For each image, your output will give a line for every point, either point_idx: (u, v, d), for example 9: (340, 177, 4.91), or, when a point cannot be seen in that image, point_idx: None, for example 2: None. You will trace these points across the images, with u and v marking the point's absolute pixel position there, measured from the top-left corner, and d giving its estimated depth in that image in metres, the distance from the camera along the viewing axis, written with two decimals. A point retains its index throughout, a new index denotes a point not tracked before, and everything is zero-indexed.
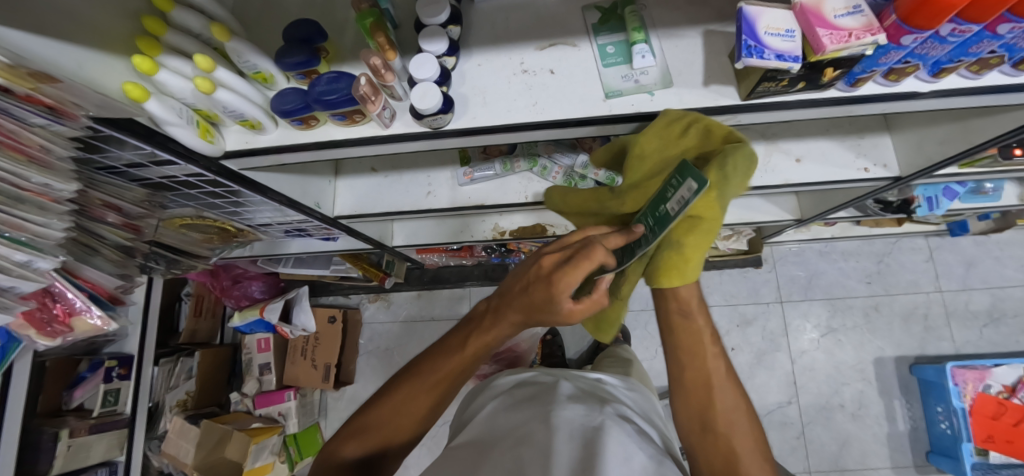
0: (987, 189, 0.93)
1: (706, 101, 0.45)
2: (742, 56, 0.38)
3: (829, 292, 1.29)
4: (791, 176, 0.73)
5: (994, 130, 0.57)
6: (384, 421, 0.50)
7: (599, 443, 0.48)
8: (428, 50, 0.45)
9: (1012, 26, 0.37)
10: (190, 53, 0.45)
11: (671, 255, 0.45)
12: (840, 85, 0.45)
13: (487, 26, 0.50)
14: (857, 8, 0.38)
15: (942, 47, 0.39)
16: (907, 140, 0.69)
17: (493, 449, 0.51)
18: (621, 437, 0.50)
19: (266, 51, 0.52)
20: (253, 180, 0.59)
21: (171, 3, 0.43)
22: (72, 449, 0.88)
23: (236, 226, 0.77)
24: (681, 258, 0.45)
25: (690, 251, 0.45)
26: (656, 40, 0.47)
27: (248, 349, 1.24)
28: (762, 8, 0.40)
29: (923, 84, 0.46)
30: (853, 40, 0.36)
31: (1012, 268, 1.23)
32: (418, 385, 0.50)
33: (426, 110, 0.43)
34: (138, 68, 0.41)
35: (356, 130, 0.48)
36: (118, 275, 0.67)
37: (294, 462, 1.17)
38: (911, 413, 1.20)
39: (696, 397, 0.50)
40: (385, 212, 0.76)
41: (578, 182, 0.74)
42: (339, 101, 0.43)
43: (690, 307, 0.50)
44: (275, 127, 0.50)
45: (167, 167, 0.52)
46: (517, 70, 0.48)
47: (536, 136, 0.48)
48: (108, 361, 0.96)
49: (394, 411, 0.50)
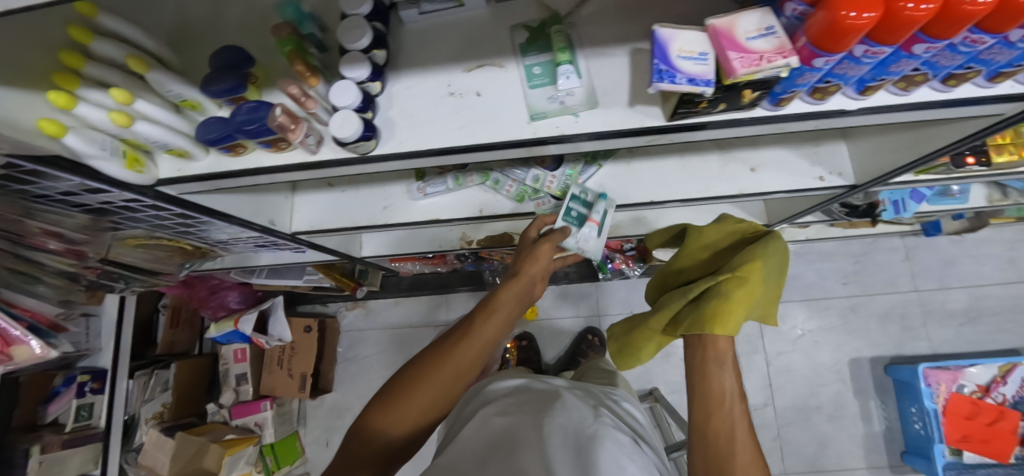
0: (954, 191, 0.93)
1: (631, 122, 0.44)
2: (654, 81, 0.38)
3: (808, 293, 1.28)
4: (747, 185, 0.72)
5: (941, 141, 0.56)
6: (408, 396, 0.48)
7: (592, 453, 0.49)
8: (349, 76, 0.44)
9: (927, 45, 0.36)
10: (112, 83, 0.45)
11: (720, 301, 0.55)
12: (765, 104, 0.44)
13: (415, 48, 0.50)
14: (770, 29, 0.37)
15: (860, 67, 0.39)
16: (862, 148, 0.69)
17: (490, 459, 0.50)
18: (616, 449, 0.51)
19: (194, 76, 0.51)
20: (198, 203, 0.59)
21: (89, 35, 0.42)
22: (44, 464, 0.89)
23: (193, 243, 0.78)
24: (726, 307, 0.55)
25: (736, 303, 0.55)
26: (582, 60, 0.47)
27: (225, 360, 1.25)
28: (676, 30, 0.39)
29: (851, 101, 0.45)
30: (764, 64, 0.36)
31: (991, 266, 1.23)
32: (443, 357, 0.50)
33: (346, 138, 0.43)
34: (54, 103, 0.41)
35: (284, 156, 0.48)
36: (58, 302, 0.73)
37: (271, 471, 1.17)
38: (887, 413, 1.21)
39: (714, 440, 0.49)
40: (340, 227, 0.75)
41: (532, 195, 0.75)
42: (260, 130, 0.43)
43: (723, 353, 0.55)
44: (205, 153, 0.51)
45: (102, 194, 0.53)
46: (444, 92, 0.47)
47: (464, 159, 0.48)
48: (79, 376, 0.97)
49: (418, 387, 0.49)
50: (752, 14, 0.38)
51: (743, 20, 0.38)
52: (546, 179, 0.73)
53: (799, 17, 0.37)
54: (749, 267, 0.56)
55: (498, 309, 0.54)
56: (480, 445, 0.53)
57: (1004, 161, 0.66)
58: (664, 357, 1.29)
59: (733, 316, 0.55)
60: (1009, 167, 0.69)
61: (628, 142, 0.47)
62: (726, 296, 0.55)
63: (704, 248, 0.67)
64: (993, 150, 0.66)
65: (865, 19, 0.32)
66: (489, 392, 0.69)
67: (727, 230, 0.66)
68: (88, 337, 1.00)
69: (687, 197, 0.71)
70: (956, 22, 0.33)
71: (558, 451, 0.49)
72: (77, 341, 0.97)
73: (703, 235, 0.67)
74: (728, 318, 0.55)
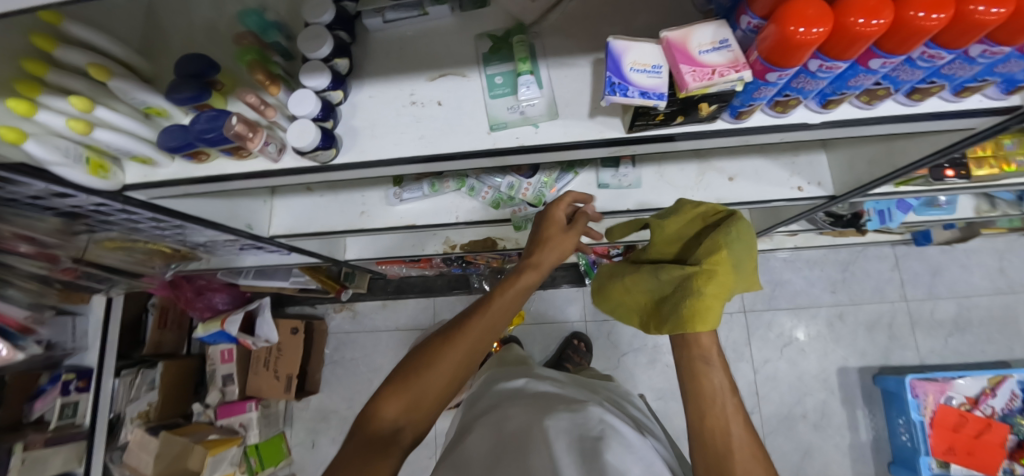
0: (940, 201, 0.92)
1: (591, 133, 0.44)
2: (606, 94, 0.37)
3: (794, 301, 1.29)
4: (724, 194, 0.71)
5: (914, 153, 0.56)
6: (409, 384, 0.45)
7: (599, 454, 0.46)
8: (310, 85, 0.45)
9: (883, 60, 0.36)
10: (76, 90, 0.45)
11: (691, 300, 0.47)
12: (726, 116, 0.44)
13: (380, 57, 0.50)
14: (724, 43, 0.37)
15: (816, 81, 0.38)
16: (840, 158, 0.68)
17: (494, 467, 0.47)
18: (623, 444, 0.48)
19: (161, 85, 0.52)
20: (169, 208, 0.59)
21: (54, 44, 0.42)
22: (27, 463, 0.89)
23: (172, 246, 0.78)
24: (702, 305, 0.47)
25: (710, 299, 0.47)
26: (544, 70, 0.47)
27: (211, 360, 1.26)
28: (629, 43, 0.39)
29: (814, 115, 0.46)
30: (717, 78, 0.35)
31: (979, 276, 1.25)
32: (450, 345, 0.46)
33: (303, 148, 0.43)
34: (14, 110, 0.41)
35: (246, 164, 0.49)
36: (28, 306, 0.73)
37: (255, 472, 1.16)
38: (874, 423, 1.20)
39: (716, 445, 0.47)
40: (316, 232, 0.75)
41: (507, 202, 0.74)
42: (219, 139, 0.44)
43: (708, 351, 0.51)
44: (172, 161, 0.51)
45: (70, 199, 0.53)
46: (407, 102, 0.47)
47: (426, 169, 0.48)
48: (65, 375, 0.98)
49: (424, 375, 0.45)
50: (707, 27, 0.38)
51: (697, 33, 0.37)
52: (522, 186, 0.73)
53: (754, 30, 0.37)
54: (716, 258, 0.48)
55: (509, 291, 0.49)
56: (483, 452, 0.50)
57: (985, 174, 0.65)
58: (650, 363, 1.29)
59: (706, 312, 0.47)
60: (989, 179, 0.68)
61: (591, 153, 0.47)
62: (694, 289, 0.47)
63: (671, 239, 0.56)
64: (972, 163, 0.65)
65: (815, 34, 0.31)
66: (496, 393, 0.67)
67: (687, 217, 0.54)
68: (74, 336, 1.01)
69: (663, 206, 0.71)
70: (909, 37, 0.32)
71: (563, 455, 0.46)
72: (63, 340, 0.98)
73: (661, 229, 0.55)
74: (700, 314, 0.47)
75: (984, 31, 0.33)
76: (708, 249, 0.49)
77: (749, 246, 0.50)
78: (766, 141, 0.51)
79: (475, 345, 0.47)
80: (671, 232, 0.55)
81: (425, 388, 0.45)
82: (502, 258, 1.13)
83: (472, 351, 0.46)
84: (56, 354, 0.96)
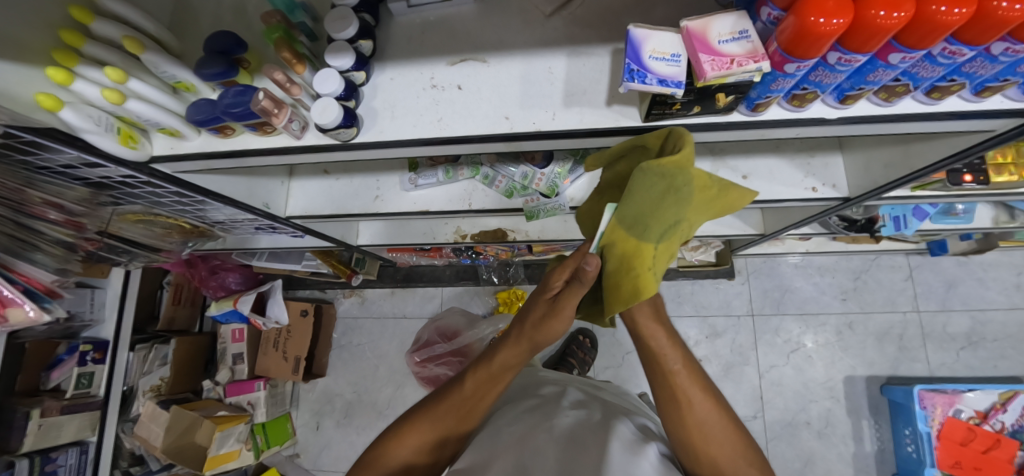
0: (957, 210, 0.91)
1: (607, 121, 0.45)
2: (625, 80, 0.38)
3: (803, 308, 1.28)
4: (738, 193, 0.71)
5: (931, 156, 0.55)
6: (425, 419, 0.56)
7: (602, 441, 0.49)
8: (334, 64, 0.46)
9: (903, 55, 0.36)
10: (109, 62, 0.47)
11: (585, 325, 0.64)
12: (743, 109, 0.44)
13: (402, 41, 0.51)
14: (743, 34, 0.37)
15: (835, 75, 0.39)
16: (856, 160, 0.67)
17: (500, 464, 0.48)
18: (627, 435, 0.52)
19: (190, 62, 0.54)
20: (192, 182, 0.61)
21: (90, 16, 0.45)
22: (43, 428, 0.92)
23: (191, 222, 0.81)
24: None
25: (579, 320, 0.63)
26: (562, 58, 0.47)
27: (223, 339, 1.29)
28: (650, 31, 0.39)
29: (831, 110, 0.45)
30: (735, 67, 0.36)
31: (995, 290, 1.23)
32: (444, 407, 0.56)
33: (326, 125, 0.44)
34: (53, 79, 0.43)
35: (270, 140, 0.50)
36: (55, 270, 0.74)
37: (260, 450, 1.20)
38: (879, 434, 1.18)
39: (674, 418, 0.49)
40: (333, 214, 0.77)
41: (520, 191, 0.74)
42: (245, 114, 0.45)
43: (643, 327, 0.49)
44: (197, 134, 0.53)
45: (99, 169, 0.55)
46: (427, 85, 0.49)
47: (442, 151, 0.49)
48: (83, 346, 1.01)
49: (420, 429, 0.55)
50: (726, 17, 0.38)
51: (716, 23, 0.38)
52: (536, 177, 0.71)
53: (774, 22, 0.37)
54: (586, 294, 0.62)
55: (501, 377, 0.52)
56: (490, 451, 0.51)
57: (1004, 181, 0.64)
58: None
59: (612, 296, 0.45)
60: (1009, 187, 0.67)
61: (606, 141, 0.47)
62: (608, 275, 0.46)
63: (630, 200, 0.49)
64: (991, 169, 0.65)
65: (834, 25, 0.32)
66: (503, 395, 0.70)
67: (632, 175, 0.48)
68: (93, 307, 1.04)
69: None
70: (931, 32, 0.33)
71: (569, 443, 0.49)
72: (82, 310, 1.01)
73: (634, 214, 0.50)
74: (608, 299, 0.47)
75: (1007, 27, 0.33)
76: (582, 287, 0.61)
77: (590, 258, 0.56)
78: (780, 137, 0.51)
79: (472, 394, 0.54)
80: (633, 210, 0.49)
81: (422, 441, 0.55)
82: (511, 250, 1.15)
83: (460, 409, 0.55)
84: (75, 324, 1.00)
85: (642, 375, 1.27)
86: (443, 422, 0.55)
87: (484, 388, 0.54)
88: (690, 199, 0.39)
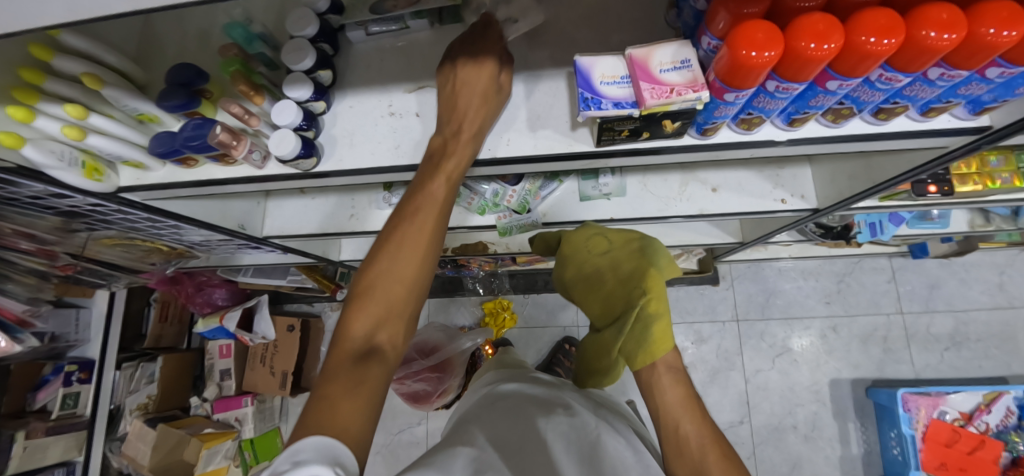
0: (932, 215, 0.92)
1: (561, 147, 0.45)
2: (581, 109, 0.38)
3: (787, 312, 1.29)
4: (707, 205, 0.72)
5: (891, 170, 0.56)
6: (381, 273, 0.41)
7: (596, 458, 0.49)
8: (292, 95, 0.46)
9: (839, 82, 0.36)
10: (72, 97, 0.47)
11: (657, 325, 0.56)
12: (693, 132, 0.45)
13: (361, 69, 0.52)
14: (685, 62, 0.38)
15: (776, 101, 0.39)
16: (823, 172, 0.68)
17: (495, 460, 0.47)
18: (618, 449, 0.52)
19: (152, 91, 0.55)
20: (162, 209, 0.61)
21: (50, 53, 0.45)
22: (28, 450, 0.93)
23: (169, 244, 0.81)
24: (662, 329, 0.57)
25: (658, 330, 0.56)
26: (520, 84, 0.48)
27: (211, 355, 1.29)
28: (595, 57, 0.40)
29: (780, 131, 0.46)
30: (674, 96, 0.37)
31: (978, 291, 1.23)
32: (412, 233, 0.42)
33: (285, 156, 0.45)
34: (13, 116, 0.44)
35: (233, 170, 0.52)
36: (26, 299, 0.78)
37: (248, 466, 1.22)
38: (866, 437, 1.19)
39: (685, 462, 0.55)
40: (309, 234, 0.78)
41: (492, 208, 0.76)
42: (204, 146, 0.46)
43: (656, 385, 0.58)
44: (162, 165, 0.54)
45: (66, 199, 0.55)
46: (385, 112, 0.50)
47: (403, 178, 0.49)
48: (69, 366, 1.02)
49: (381, 292, 0.41)
50: (669, 46, 0.39)
51: (659, 51, 0.39)
52: (506, 194, 0.73)
53: (714, 50, 0.38)
54: (658, 339, 0.56)
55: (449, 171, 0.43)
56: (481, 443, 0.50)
57: (969, 190, 0.65)
58: None
59: (664, 330, 0.57)
60: (976, 195, 0.67)
61: (564, 165, 0.48)
62: (592, 288, 0.64)
63: (581, 272, 0.65)
64: (955, 179, 0.65)
65: (766, 57, 0.32)
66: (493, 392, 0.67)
67: (575, 250, 0.66)
68: (78, 328, 1.05)
69: (644, 215, 0.73)
70: (863, 60, 0.33)
71: (562, 453, 0.49)
72: (67, 332, 1.02)
73: (588, 290, 0.65)
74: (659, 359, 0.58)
75: (938, 54, 0.33)
76: (638, 317, 0.57)
77: (608, 304, 0.62)
78: (737, 156, 0.52)
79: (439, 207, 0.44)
80: (577, 274, 0.66)
81: (380, 304, 0.40)
82: (494, 261, 1.15)
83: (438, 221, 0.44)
84: (60, 344, 1.00)
85: (629, 383, 1.28)
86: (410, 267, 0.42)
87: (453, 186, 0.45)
88: (587, 275, 0.65)
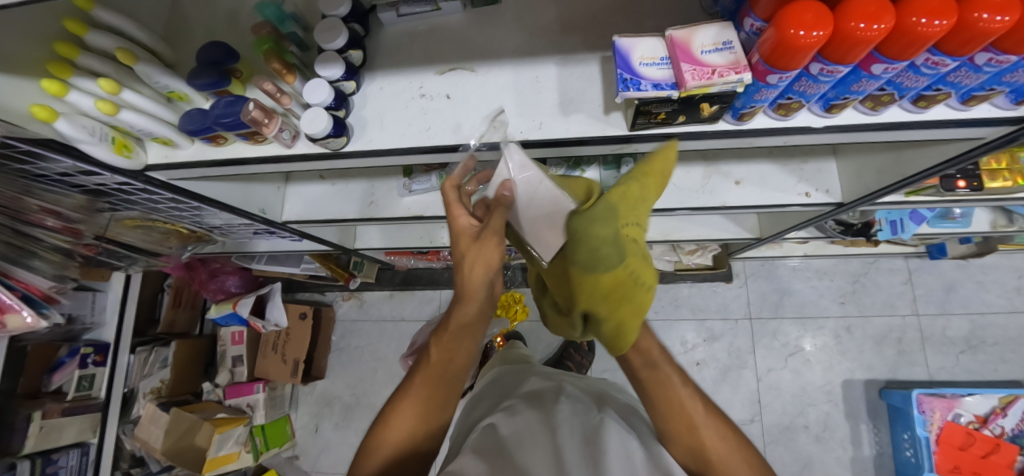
0: (954, 214, 0.91)
1: (594, 130, 0.45)
2: (619, 89, 0.38)
3: (801, 311, 1.28)
4: (730, 197, 0.71)
5: (923, 162, 0.55)
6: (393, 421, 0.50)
7: (600, 441, 0.49)
8: (323, 74, 0.46)
9: (886, 66, 0.36)
10: (104, 74, 0.48)
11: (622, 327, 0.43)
12: (729, 117, 0.45)
13: (391, 51, 0.52)
14: (726, 45, 0.38)
15: (818, 85, 0.39)
16: (849, 166, 0.67)
17: (495, 455, 0.46)
18: (622, 434, 0.52)
19: (182, 70, 0.55)
20: (186, 189, 0.61)
21: (84, 28, 0.45)
22: (44, 430, 0.93)
23: (188, 227, 0.83)
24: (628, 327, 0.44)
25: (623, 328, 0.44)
26: (552, 67, 0.48)
27: (223, 341, 1.30)
28: (634, 39, 0.40)
29: (817, 118, 0.46)
30: (716, 77, 0.36)
31: (996, 294, 1.22)
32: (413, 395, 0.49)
33: (316, 135, 0.45)
34: (47, 90, 0.44)
35: (262, 149, 0.52)
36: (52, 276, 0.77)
37: (259, 452, 1.21)
38: (878, 438, 1.18)
39: (688, 449, 0.51)
40: (327, 220, 0.78)
41: None
42: (236, 124, 0.46)
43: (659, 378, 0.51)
44: (191, 143, 0.54)
45: (94, 177, 0.56)
46: (416, 94, 0.49)
47: (432, 159, 0.49)
48: (85, 348, 1.02)
49: (391, 440, 0.49)
50: (710, 28, 0.39)
51: (700, 34, 0.38)
52: None
53: (756, 32, 0.38)
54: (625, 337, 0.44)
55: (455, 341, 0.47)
56: (485, 439, 0.50)
57: (997, 186, 0.64)
58: None
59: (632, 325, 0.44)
60: (1004, 192, 0.66)
61: (595, 149, 0.48)
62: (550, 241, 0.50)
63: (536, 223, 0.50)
64: (984, 174, 0.64)
65: (814, 37, 0.31)
66: (496, 393, 0.67)
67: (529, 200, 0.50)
68: (93, 310, 1.06)
69: (663, 206, 0.73)
70: (913, 43, 0.32)
71: (566, 439, 0.49)
72: (83, 314, 1.03)
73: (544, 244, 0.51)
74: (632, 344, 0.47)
75: (990, 39, 0.32)
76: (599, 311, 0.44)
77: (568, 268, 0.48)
78: (768, 145, 0.51)
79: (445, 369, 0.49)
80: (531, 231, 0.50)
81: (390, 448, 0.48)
82: (508, 254, 1.15)
83: (439, 388, 0.49)
84: (76, 326, 1.02)
85: None
86: (422, 414, 0.49)
87: (456, 347, 0.47)
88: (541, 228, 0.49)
